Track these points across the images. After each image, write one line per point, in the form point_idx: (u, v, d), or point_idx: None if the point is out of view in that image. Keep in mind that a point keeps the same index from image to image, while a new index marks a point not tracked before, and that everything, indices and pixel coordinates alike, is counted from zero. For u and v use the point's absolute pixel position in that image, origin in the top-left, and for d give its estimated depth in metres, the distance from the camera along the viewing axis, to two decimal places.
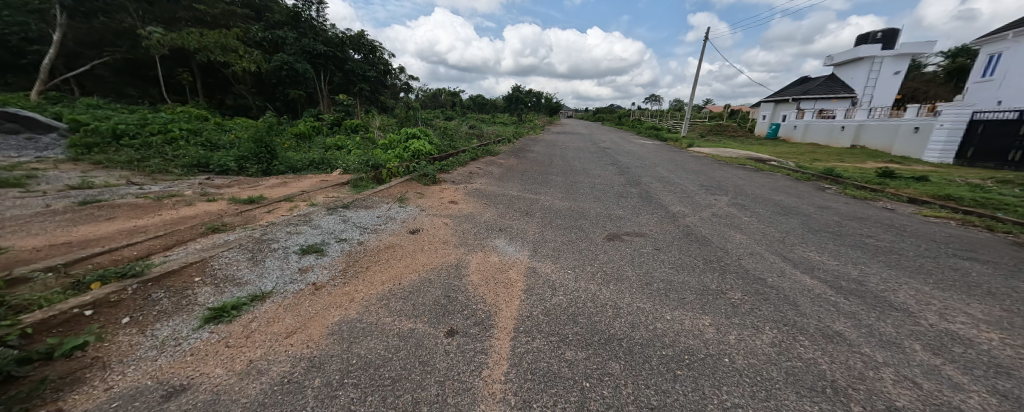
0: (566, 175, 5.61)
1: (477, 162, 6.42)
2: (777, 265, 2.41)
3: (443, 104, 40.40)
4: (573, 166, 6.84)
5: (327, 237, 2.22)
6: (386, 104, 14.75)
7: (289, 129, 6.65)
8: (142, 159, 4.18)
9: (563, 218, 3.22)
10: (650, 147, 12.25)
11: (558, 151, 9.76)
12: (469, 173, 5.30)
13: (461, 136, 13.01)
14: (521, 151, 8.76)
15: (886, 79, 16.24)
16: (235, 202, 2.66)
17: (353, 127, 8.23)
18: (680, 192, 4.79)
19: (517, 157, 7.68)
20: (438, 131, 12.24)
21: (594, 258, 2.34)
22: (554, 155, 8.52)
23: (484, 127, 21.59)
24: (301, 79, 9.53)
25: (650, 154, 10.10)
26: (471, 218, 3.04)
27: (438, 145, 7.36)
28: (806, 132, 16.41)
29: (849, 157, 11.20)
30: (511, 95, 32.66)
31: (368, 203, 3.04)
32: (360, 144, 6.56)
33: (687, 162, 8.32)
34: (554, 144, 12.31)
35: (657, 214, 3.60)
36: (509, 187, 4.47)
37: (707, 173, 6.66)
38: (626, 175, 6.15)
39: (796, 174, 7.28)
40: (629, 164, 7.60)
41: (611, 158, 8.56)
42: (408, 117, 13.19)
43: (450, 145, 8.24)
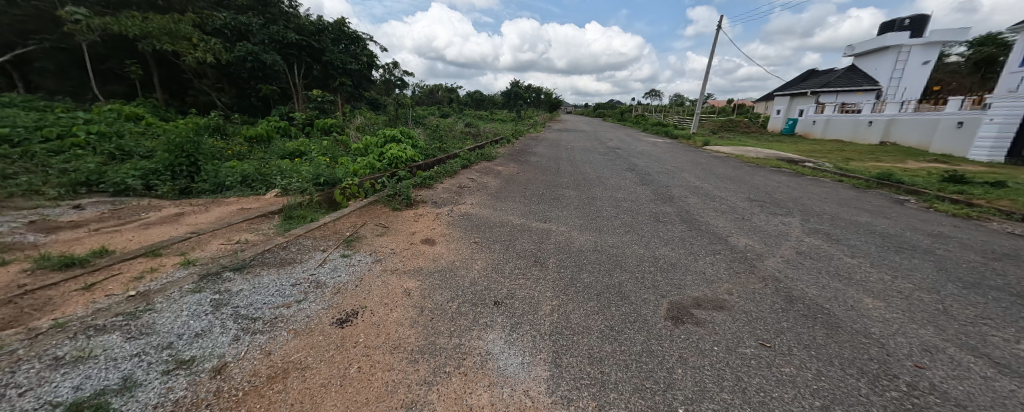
0: (580, 188, 4.53)
1: (470, 171, 5.32)
2: (999, 385, 1.30)
3: (439, 101, 38.98)
4: (586, 174, 5.74)
5: (148, 363, 1.11)
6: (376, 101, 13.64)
7: (243, 132, 5.53)
8: (9, 176, 3.06)
9: (589, 273, 2.12)
10: (665, 147, 11.10)
11: (563, 154, 8.64)
12: (459, 187, 4.21)
13: (455, 135, 11.81)
14: (522, 155, 7.62)
15: (914, 70, 15.24)
16: (42, 267, 1.55)
17: (327, 128, 7.11)
18: (730, 212, 3.71)
19: (517, 162, 6.56)
20: (429, 131, 11.06)
21: (670, 382, 1.26)
22: (560, 159, 7.39)
23: (483, 125, 20.46)
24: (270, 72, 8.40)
25: (668, 155, 8.97)
26: (450, 277, 1.95)
27: (424, 149, 6.23)
28: (827, 126, 15.48)
29: (887, 158, 10.08)
30: (510, 90, 31.29)
31: (284, 256, 1.91)
32: (330, 149, 5.44)
33: (713, 166, 7.25)
34: (558, 144, 11.14)
35: (719, 255, 2.52)
36: (507, 210, 3.37)
37: (747, 181, 5.56)
38: (652, 186, 5.06)
39: (846, 179, 6.20)
40: (650, 170, 6.50)
41: (626, 162, 7.44)
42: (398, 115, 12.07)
43: (440, 149, 7.13)
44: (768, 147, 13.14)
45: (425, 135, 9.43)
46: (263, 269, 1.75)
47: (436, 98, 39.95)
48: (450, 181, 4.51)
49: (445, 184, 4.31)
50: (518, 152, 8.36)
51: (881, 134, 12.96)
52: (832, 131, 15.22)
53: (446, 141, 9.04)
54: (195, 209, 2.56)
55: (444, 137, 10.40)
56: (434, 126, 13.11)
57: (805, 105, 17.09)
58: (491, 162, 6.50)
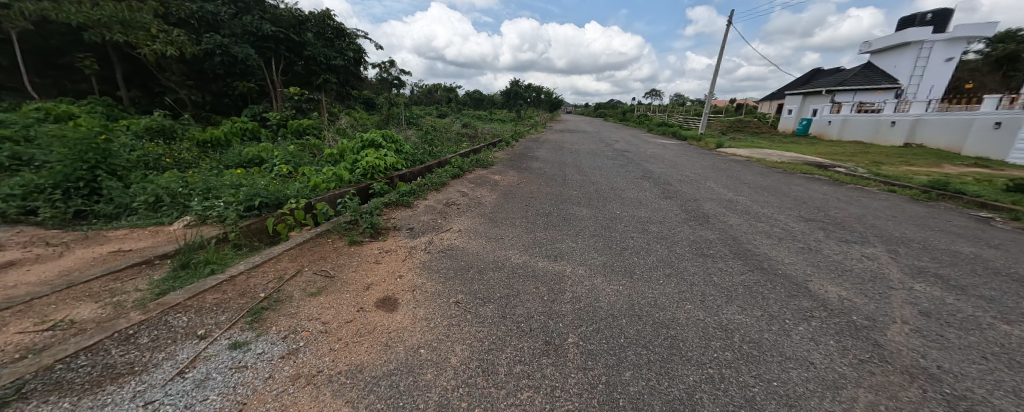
0: (594, 204, 3.76)
1: (462, 182, 4.51)
2: None
3: (437, 101, 38.16)
4: (599, 185, 4.93)
5: None
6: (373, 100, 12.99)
7: (197, 135, 4.74)
8: None
9: (632, 372, 1.30)
10: (677, 150, 10.30)
11: (568, 158, 7.83)
12: (447, 204, 3.45)
13: (451, 137, 11.00)
14: (523, 161, 6.81)
15: (936, 67, 14.64)
16: None
17: (302, 129, 6.30)
18: (786, 240, 2.93)
19: (518, 170, 5.75)
20: (422, 133, 10.25)
21: None
22: (565, 165, 6.60)
23: (482, 125, 19.70)
24: (243, 67, 7.59)
25: (684, 160, 8.15)
26: (405, 394, 1.14)
27: (411, 155, 5.45)
28: (844, 127, 14.91)
29: (920, 162, 9.32)
30: (510, 90, 30.46)
31: (110, 362, 1.09)
32: (299, 156, 4.65)
33: (737, 172, 6.48)
34: (561, 147, 10.33)
35: (811, 321, 1.71)
36: (502, 242, 2.56)
37: (786, 193, 4.77)
38: (676, 200, 4.28)
39: (894, 188, 5.43)
40: (669, 179, 5.70)
41: (641, 168, 6.64)
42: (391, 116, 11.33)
43: (431, 156, 6.34)
44: (785, 149, 12.41)
45: (416, 139, 8.64)
46: (37, 407, 0.92)
47: (435, 98, 39.16)
48: (435, 197, 3.70)
49: (428, 201, 3.51)
50: (518, 156, 7.56)
51: (905, 135, 12.36)
52: (851, 131, 14.60)
53: (438, 145, 8.24)
54: (50, 251, 1.75)
55: (437, 140, 9.59)
56: (428, 128, 12.30)
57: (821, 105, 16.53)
58: (488, 169, 5.69)
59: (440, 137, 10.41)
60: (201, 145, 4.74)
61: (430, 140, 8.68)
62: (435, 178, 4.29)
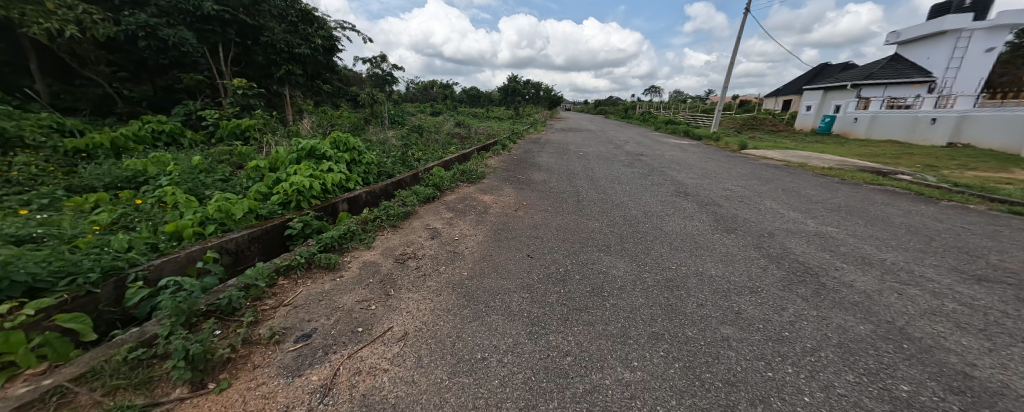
0: (632, 253, 2.46)
1: (434, 210, 3.19)
2: None
3: (432, 98, 36.70)
4: (627, 210, 3.61)
5: None
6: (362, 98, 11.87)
7: (65, 142, 3.39)
8: None
9: None
10: (699, 153, 8.95)
11: (576, 165, 6.52)
12: (405, 258, 2.18)
13: (440, 138, 9.70)
14: (522, 171, 5.48)
15: (974, 58, 13.58)
16: None
17: (242, 131, 4.98)
18: (1000, 338, 1.63)
19: (516, 185, 4.43)
20: (403, 135, 8.90)
21: None
22: (575, 177, 5.27)
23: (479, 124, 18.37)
24: (181, 55, 6.22)
25: (714, 167, 6.82)
26: None
27: (371, 166, 4.15)
28: (873, 125, 14.01)
29: (982, 166, 8.11)
30: (507, 86, 28.91)
31: None
32: (206, 173, 3.31)
33: (790, 183, 5.21)
34: (565, 150, 8.95)
35: None
36: (480, 379, 1.23)
37: (884, 219, 3.47)
38: (745, 236, 2.95)
39: (1008, 207, 4.18)
40: (712, 197, 4.39)
41: (669, 181, 5.32)
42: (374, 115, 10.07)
43: (405, 166, 5.01)
44: (816, 151, 11.13)
45: (395, 143, 7.34)
46: None
47: (429, 96, 37.59)
48: (382, 243, 2.36)
49: (369, 254, 2.18)
50: (515, 164, 6.22)
51: (949, 134, 11.29)
52: (885, 128, 13.51)
53: (421, 151, 6.94)
54: None
55: (421, 143, 8.26)
56: (414, 128, 10.94)
57: (845, 100, 15.58)
58: (477, 185, 4.40)
59: (427, 140, 9.09)
60: (71, 157, 3.37)
61: (411, 144, 7.39)
62: (393, 204, 2.95)
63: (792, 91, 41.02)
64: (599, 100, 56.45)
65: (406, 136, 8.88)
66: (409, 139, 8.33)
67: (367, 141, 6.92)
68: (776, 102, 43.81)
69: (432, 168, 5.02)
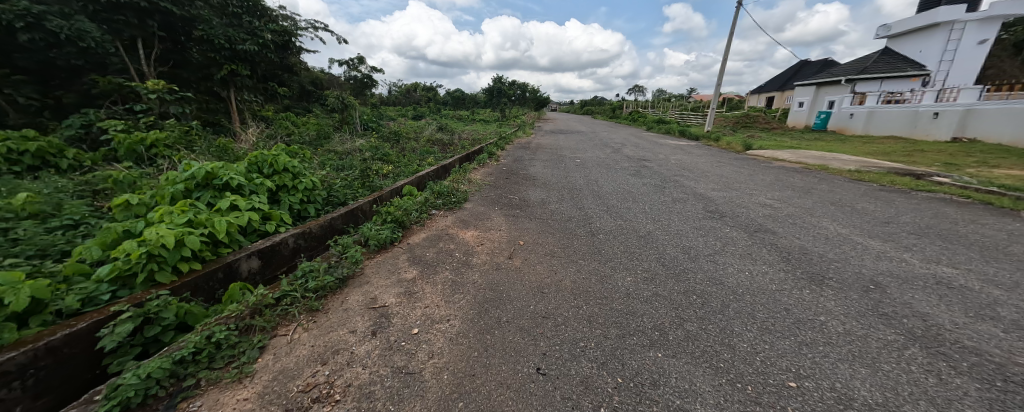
0: (707, 349, 1.49)
1: (387, 267, 2.15)
2: None
3: (415, 101, 35.41)
4: (656, 246, 2.69)
5: None
6: (333, 103, 10.74)
7: None
8: None
9: None
10: (705, 157, 8.15)
11: (576, 176, 5.59)
12: (307, 404, 1.14)
13: (420, 146, 8.65)
14: (512, 188, 4.50)
15: (968, 50, 13.36)
16: None
17: (146, 148, 3.82)
18: None
19: (509, 211, 3.45)
20: (373, 145, 7.79)
21: None
22: (579, 194, 4.32)
23: (464, 128, 17.33)
24: (84, 52, 4.79)
25: (730, 173, 6.00)
26: None
27: (309, 193, 3.10)
28: (870, 120, 13.78)
29: (1006, 164, 7.57)
30: (492, 87, 27.87)
31: None
32: (40, 221, 2.19)
33: (832, 194, 4.40)
34: (560, 157, 8.01)
35: None
36: None
37: (991, 248, 2.65)
38: (833, 290, 2.05)
39: None
40: (752, 217, 3.52)
41: (690, 195, 4.44)
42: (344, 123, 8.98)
43: (364, 188, 3.97)
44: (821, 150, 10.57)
45: (361, 155, 6.25)
46: None
47: (413, 99, 36.30)
48: (273, 361, 1.32)
49: (234, 399, 1.14)
50: (504, 177, 5.23)
51: (954, 129, 10.99)
52: (886, 124, 13.15)
53: (392, 165, 5.88)
54: None
55: (395, 152, 7.18)
56: (389, 135, 9.83)
57: (840, 96, 15.34)
58: (457, 212, 3.40)
59: (401, 149, 8.00)
60: None
61: (380, 156, 6.32)
62: (318, 264, 1.90)
63: (776, 88, 41.39)
64: (586, 101, 56.05)
65: (376, 145, 7.77)
66: (379, 149, 7.23)
67: (328, 154, 5.83)
68: (760, 99, 44.19)
69: (403, 191, 4.02)
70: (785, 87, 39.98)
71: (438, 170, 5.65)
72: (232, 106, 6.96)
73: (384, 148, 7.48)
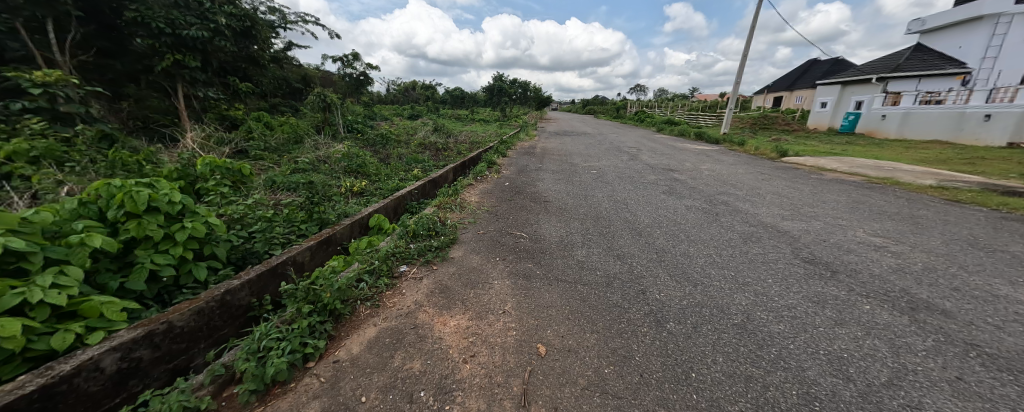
0: None
1: None
2: None
3: (411, 100, 34.12)
4: (782, 356, 1.53)
5: None
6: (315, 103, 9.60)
7: None
8: None
9: None
10: (740, 167, 7.00)
11: (598, 195, 4.45)
12: None
13: (409, 153, 7.51)
14: (517, 220, 3.36)
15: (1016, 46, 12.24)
16: None
17: None
18: None
19: (518, 268, 2.30)
20: (350, 152, 6.67)
21: None
22: (610, 229, 3.17)
23: (463, 129, 16.13)
24: None
25: (786, 192, 4.87)
26: None
27: (197, 248, 1.93)
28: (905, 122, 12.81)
29: None
30: (492, 85, 26.60)
31: None
32: None
33: (956, 230, 3.23)
34: (573, 166, 6.85)
35: None
36: None
37: None
38: None
39: None
40: (880, 275, 2.36)
41: (761, 229, 3.29)
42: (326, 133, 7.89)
43: (309, 223, 2.80)
44: (862, 156, 9.42)
45: (329, 168, 5.11)
46: None
47: (410, 97, 34.98)
48: None
49: None
50: (506, 199, 4.09)
51: (1008, 134, 9.98)
52: (924, 128, 12.05)
53: (366, 181, 4.74)
54: None
55: (376, 162, 6.07)
56: (375, 139, 8.71)
57: (869, 96, 14.35)
58: (440, 269, 2.26)
59: (385, 156, 6.89)
60: None
61: (354, 167, 5.20)
62: None
63: (784, 89, 40.27)
64: (588, 100, 54.83)
65: (354, 152, 6.67)
66: (357, 157, 6.11)
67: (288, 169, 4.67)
68: (766, 100, 43.05)
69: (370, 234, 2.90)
70: (793, 87, 38.89)
71: (421, 189, 4.50)
72: (181, 104, 5.79)
73: (363, 156, 6.36)
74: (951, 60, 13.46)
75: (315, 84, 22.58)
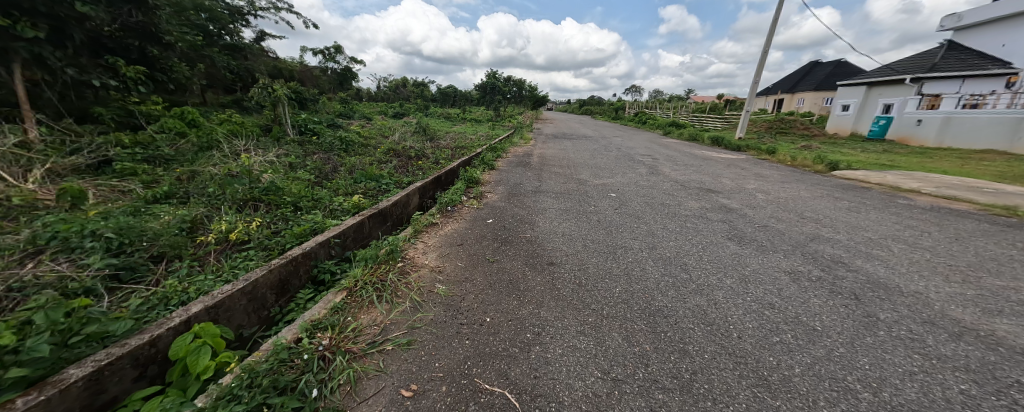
0: None
1: None
2: None
3: (401, 98, 32.40)
4: None
5: None
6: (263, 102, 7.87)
7: None
8: None
9: None
10: (796, 187, 5.42)
11: (632, 249, 2.79)
12: None
13: (373, 164, 5.85)
14: (494, 334, 1.65)
15: None
16: None
17: None
18: None
19: None
20: (279, 168, 4.94)
21: None
22: (694, 369, 1.47)
23: (453, 131, 14.47)
24: None
25: (909, 236, 3.27)
26: None
27: None
28: (946, 127, 11.68)
29: None
30: (486, 83, 24.95)
31: None
32: None
33: None
34: (582, 185, 5.25)
35: None
36: None
37: None
38: None
39: None
40: None
41: (984, 353, 1.64)
42: (268, 144, 6.23)
43: None
44: (920, 168, 7.94)
45: (219, 194, 3.37)
46: None
47: (400, 95, 33.24)
48: None
49: None
50: (479, 266, 2.38)
51: None
52: (971, 135, 10.96)
53: (265, 217, 3.02)
54: None
55: (313, 183, 4.41)
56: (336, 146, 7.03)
57: (901, 99, 13.19)
58: None
59: (330, 172, 5.17)
60: None
61: (260, 192, 3.45)
62: None
63: (786, 91, 39.16)
64: (584, 100, 53.30)
65: (284, 169, 4.94)
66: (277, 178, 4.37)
67: (147, 207, 2.99)
68: (767, 102, 41.93)
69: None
70: (795, 89, 37.80)
71: (342, 236, 2.78)
72: (21, 94, 4.03)
73: (291, 175, 4.62)
74: (993, 60, 12.06)
75: (291, 78, 20.70)
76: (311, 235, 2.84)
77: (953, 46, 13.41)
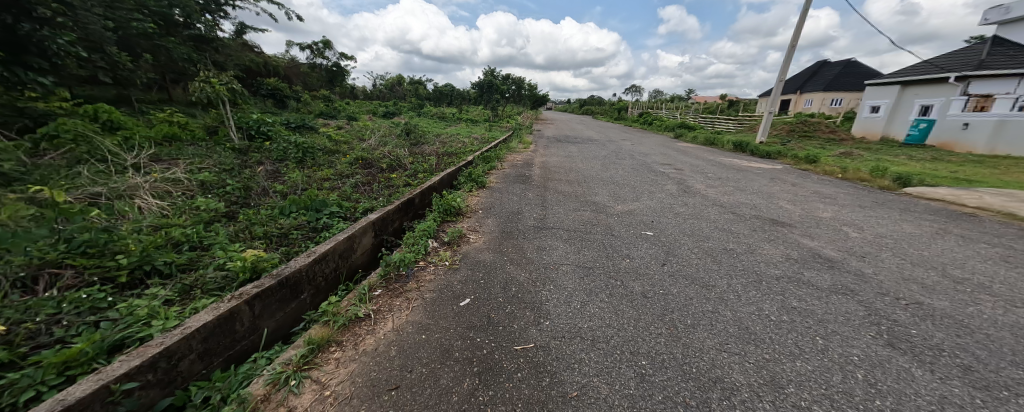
0: None
1: None
2: None
3: (395, 96, 31.04)
4: None
5: None
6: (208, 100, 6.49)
7: None
8: None
9: None
10: (886, 217, 4.09)
11: (735, 394, 1.40)
12: None
13: (327, 184, 4.50)
14: None
15: None
16: None
17: None
18: None
19: None
20: (179, 194, 3.54)
21: None
22: None
23: (447, 133, 13.10)
24: None
25: None
26: None
27: None
28: (998, 132, 10.46)
29: None
30: (483, 81, 23.56)
31: None
32: None
33: None
34: (603, 214, 3.91)
35: None
36: None
37: None
38: None
39: None
40: None
41: None
42: (194, 153, 4.86)
43: None
44: (1000, 182, 6.62)
45: None
46: None
47: (394, 94, 31.89)
48: None
49: None
50: None
51: None
52: None
53: (32, 313, 1.58)
54: None
55: (214, 219, 3.03)
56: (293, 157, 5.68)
57: (944, 101, 11.88)
58: None
59: (259, 196, 3.80)
60: None
61: (70, 249, 1.99)
62: None
63: (794, 91, 37.86)
64: (585, 99, 51.91)
65: (187, 196, 3.54)
66: (155, 216, 2.94)
67: None
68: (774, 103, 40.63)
69: None
70: (803, 89, 36.47)
71: (157, 366, 1.39)
72: None
73: (187, 208, 3.22)
74: None
75: (274, 75, 19.31)
76: (98, 361, 1.42)
77: (1001, 42, 12.06)
